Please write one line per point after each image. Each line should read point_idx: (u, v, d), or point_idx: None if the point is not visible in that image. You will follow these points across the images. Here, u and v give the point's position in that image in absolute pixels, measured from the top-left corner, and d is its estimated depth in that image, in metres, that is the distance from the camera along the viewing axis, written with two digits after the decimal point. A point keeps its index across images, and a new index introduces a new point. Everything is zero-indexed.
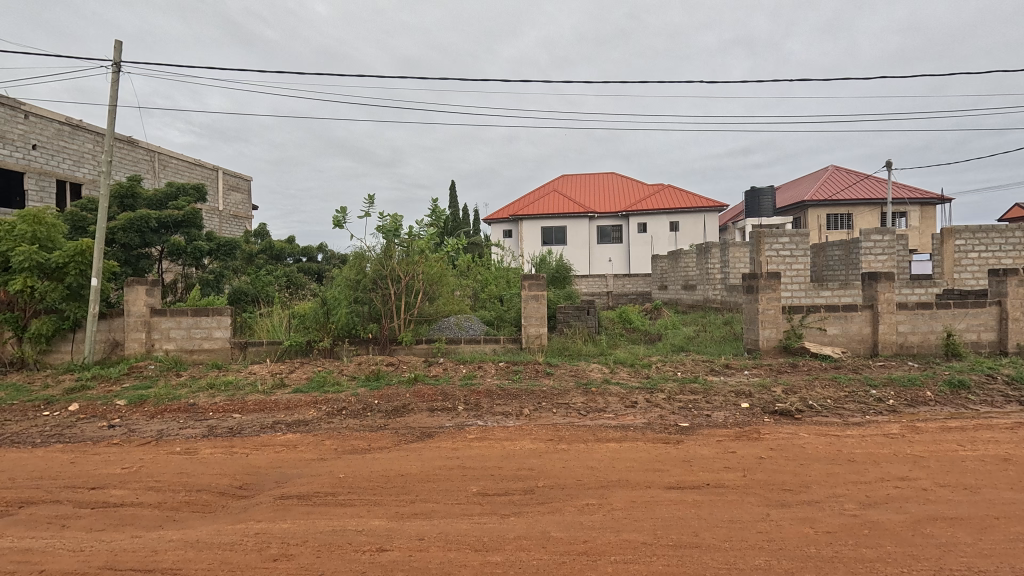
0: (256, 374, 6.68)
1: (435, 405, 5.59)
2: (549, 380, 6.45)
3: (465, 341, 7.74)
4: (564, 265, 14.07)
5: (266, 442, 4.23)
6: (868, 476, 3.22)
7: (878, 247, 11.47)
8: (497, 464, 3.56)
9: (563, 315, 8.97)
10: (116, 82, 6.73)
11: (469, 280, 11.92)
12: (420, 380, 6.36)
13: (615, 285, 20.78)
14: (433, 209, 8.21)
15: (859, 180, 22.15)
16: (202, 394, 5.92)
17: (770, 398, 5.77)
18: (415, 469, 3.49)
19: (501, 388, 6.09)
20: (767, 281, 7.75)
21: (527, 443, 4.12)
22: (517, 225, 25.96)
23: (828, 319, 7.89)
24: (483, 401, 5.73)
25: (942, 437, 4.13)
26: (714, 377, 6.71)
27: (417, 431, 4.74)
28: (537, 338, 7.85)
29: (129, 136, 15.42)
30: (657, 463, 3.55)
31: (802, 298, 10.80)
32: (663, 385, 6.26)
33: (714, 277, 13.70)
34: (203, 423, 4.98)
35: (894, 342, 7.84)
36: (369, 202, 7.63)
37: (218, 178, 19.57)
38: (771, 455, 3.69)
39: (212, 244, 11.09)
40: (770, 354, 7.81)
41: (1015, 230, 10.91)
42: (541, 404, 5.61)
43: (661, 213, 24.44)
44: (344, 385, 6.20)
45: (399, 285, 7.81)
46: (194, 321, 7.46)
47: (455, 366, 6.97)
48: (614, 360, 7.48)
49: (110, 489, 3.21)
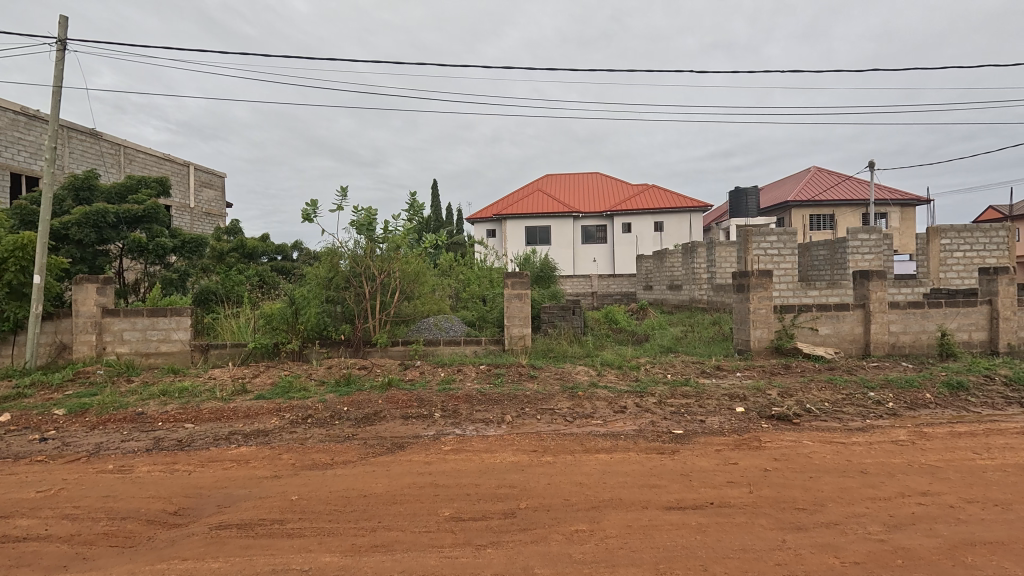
0: (216, 379, 6.16)
1: (409, 413, 5.16)
2: (533, 384, 6.05)
3: (444, 342, 7.33)
4: (549, 264, 13.73)
5: (214, 457, 3.76)
6: (886, 491, 2.90)
7: (865, 246, 11.34)
8: (475, 481, 3.16)
9: (547, 315, 8.59)
10: (61, 61, 6.16)
11: (450, 280, 11.51)
12: (394, 385, 5.91)
13: (600, 285, 20.51)
14: (411, 203, 7.79)
15: (841, 181, 22.28)
16: (152, 402, 5.40)
17: (765, 402, 5.46)
18: (380, 489, 3.06)
19: (481, 393, 5.69)
20: (759, 279, 7.46)
21: (509, 455, 3.72)
22: (500, 225, 25.58)
23: (820, 319, 7.65)
24: (462, 407, 5.32)
25: (954, 444, 3.84)
26: (706, 379, 6.39)
27: (388, 442, 4.31)
28: (520, 339, 7.44)
29: (92, 128, 14.66)
30: (653, 478, 3.18)
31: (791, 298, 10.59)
32: (653, 388, 5.92)
33: (700, 277, 13.48)
34: (149, 436, 4.49)
35: (886, 342, 7.65)
36: (342, 194, 7.18)
37: (189, 174, 18.83)
38: (777, 467, 3.34)
39: (177, 241, 10.50)
40: (761, 355, 7.53)
41: (999, 230, 10.89)
42: (524, 410, 5.21)
43: (645, 212, 24.30)
44: (312, 391, 5.72)
45: (375, 283, 7.35)
46: (150, 322, 6.90)
47: (433, 369, 6.54)
48: (600, 361, 7.14)
49: (16, 519, 2.73)
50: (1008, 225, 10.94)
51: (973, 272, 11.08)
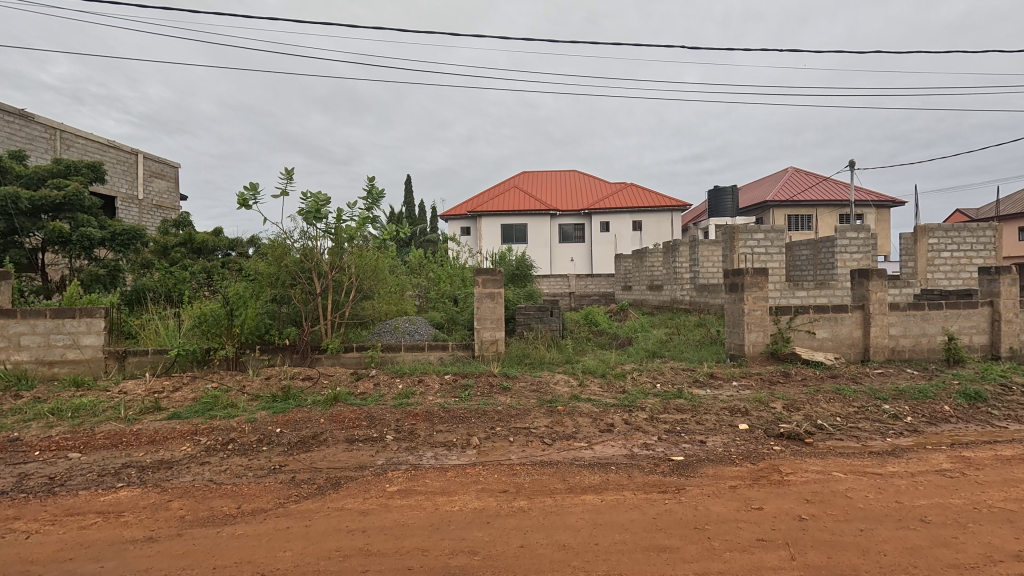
0: (126, 394, 5.14)
1: (355, 436, 4.28)
2: (505, 398, 5.22)
3: (406, 347, 6.45)
4: (525, 263, 12.91)
5: (77, 507, 2.82)
6: (969, 555, 2.20)
7: (853, 245, 10.91)
8: (421, 546, 2.33)
9: (522, 317, 7.76)
10: None
11: (418, 279, 10.61)
12: (342, 400, 5.00)
13: (578, 285, 19.81)
14: (368, 188, 6.89)
15: (818, 181, 22.19)
16: (35, 425, 4.38)
17: (771, 417, 4.80)
18: (288, 563, 2.21)
19: (444, 409, 4.85)
20: (754, 277, 6.82)
21: (471, 498, 2.90)
22: (475, 222, 24.69)
23: (818, 321, 7.06)
24: (421, 427, 4.47)
25: (1013, 476, 3.18)
26: (701, 390, 5.68)
27: (325, 477, 3.44)
28: (492, 344, 6.62)
29: (20, 108, 13.25)
30: (659, 536, 2.41)
31: (780, 299, 10.03)
32: (643, 401, 5.17)
33: (682, 277, 12.87)
34: (11, 473, 3.50)
35: (886, 346, 7.12)
36: (288, 177, 6.23)
37: (138, 163, 17.46)
38: (813, 514, 2.61)
39: (107, 232, 9.34)
40: (756, 362, 6.88)
41: (986, 229, 10.62)
42: (494, 430, 4.41)
43: (623, 211, 23.79)
44: (240, 407, 4.76)
45: (325, 280, 6.41)
46: (53, 325, 5.83)
47: (391, 380, 5.64)
48: (581, 368, 6.39)
49: None
50: (995, 225, 10.66)
51: (960, 273, 10.79)
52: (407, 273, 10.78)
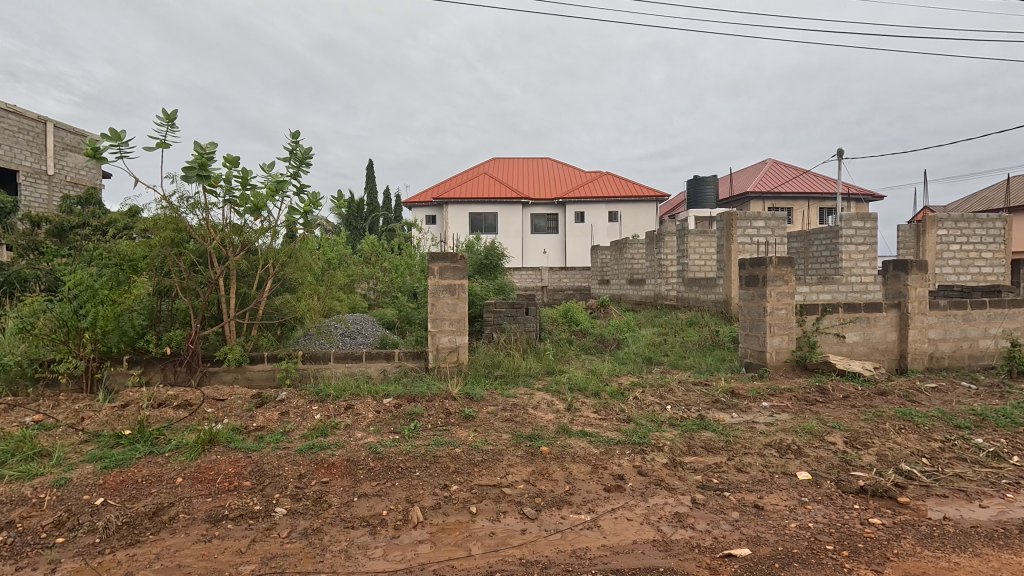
0: None
1: (223, 510, 2.68)
2: (467, 434, 3.70)
3: (337, 357, 4.84)
4: (493, 251, 11.39)
5: None
6: None
7: (859, 236, 9.81)
8: None
9: (492, 315, 6.22)
10: None
11: (372, 269, 9.00)
12: (222, 442, 3.36)
13: (551, 279, 18.42)
14: (289, 143, 5.24)
15: (798, 174, 21.49)
16: None
17: (837, 461, 3.45)
18: None
19: (376, 455, 3.31)
20: (778, 269, 5.51)
21: None
22: (441, 211, 22.99)
23: (848, 323, 5.83)
24: (335, 490, 2.91)
25: None
26: (725, 415, 4.30)
27: None
28: (452, 353, 5.05)
29: None
30: None
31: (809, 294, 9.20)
32: (658, 437, 3.75)
33: (668, 269, 11.63)
34: None
35: (925, 352, 5.96)
36: (169, 121, 4.48)
37: (46, 132, 15.05)
38: None
39: None
40: (780, 372, 5.59)
41: (996, 221, 9.75)
42: (448, 493, 2.90)
43: (599, 201, 22.55)
44: (54, 460, 3.07)
45: (224, 265, 4.68)
46: None
47: (306, 407, 4.04)
48: (566, 383, 4.95)
49: None
50: (1004, 217, 9.80)
51: (968, 267, 9.88)
52: (355, 262, 9.14)
